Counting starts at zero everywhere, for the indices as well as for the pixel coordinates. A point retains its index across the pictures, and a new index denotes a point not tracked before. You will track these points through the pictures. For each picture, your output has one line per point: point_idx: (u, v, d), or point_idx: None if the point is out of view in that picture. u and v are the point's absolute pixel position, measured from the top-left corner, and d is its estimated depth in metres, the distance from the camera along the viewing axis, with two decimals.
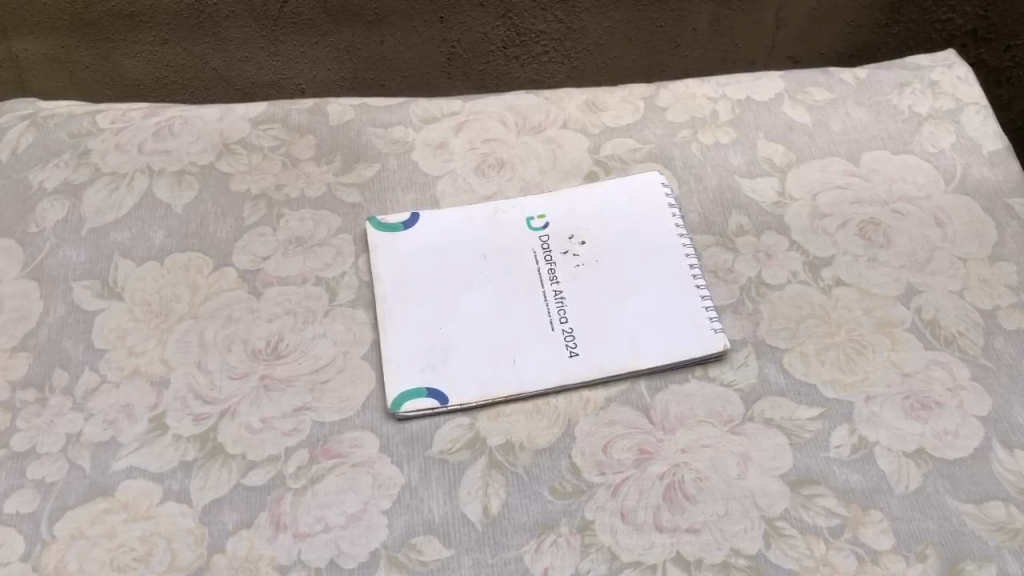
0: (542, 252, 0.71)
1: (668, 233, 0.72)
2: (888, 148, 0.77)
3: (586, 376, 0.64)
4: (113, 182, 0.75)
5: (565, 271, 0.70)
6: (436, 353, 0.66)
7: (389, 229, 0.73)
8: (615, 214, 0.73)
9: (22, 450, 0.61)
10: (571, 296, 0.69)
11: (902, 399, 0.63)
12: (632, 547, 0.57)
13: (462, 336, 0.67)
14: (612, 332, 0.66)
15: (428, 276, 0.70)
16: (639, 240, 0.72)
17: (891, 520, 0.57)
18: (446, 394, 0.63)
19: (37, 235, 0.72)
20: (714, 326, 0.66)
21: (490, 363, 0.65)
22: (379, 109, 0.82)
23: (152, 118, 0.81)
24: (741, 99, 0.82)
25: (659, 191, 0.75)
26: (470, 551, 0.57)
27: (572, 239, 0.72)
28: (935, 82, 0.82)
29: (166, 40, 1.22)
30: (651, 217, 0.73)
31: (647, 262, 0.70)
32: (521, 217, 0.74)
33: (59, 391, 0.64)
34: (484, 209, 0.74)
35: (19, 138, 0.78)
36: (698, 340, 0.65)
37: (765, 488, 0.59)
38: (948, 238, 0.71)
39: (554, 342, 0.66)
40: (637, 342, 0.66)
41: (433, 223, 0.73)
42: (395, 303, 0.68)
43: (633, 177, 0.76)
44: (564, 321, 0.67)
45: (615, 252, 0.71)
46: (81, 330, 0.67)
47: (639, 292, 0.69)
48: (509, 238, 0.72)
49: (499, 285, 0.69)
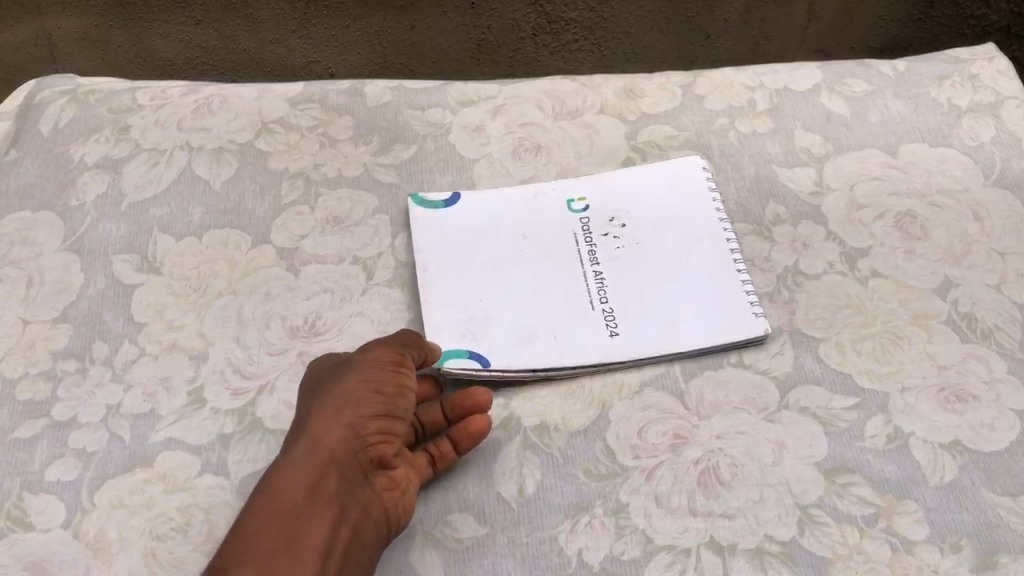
0: (581, 233, 0.72)
1: (707, 217, 0.72)
2: (926, 141, 0.77)
3: (626, 356, 0.64)
4: (152, 157, 0.76)
5: (605, 253, 0.70)
6: (476, 330, 0.66)
7: (429, 207, 0.73)
8: (654, 197, 0.73)
9: (62, 420, 0.62)
10: (611, 277, 0.69)
11: (938, 391, 0.63)
12: (666, 530, 0.57)
13: (502, 312, 0.67)
14: (652, 314, 0.67)
15: (468, 253, 0.71)
16: (677, 223, 0.72)
17: (925, 511, 0.57)
18: (486, 358, 0.64)
19: (77, 208, 0.73)
20: (755, 311, 0.66)
21: (531, 339, 0.65)
22: (415, 91, 0.82)
23: (190, 95, 0.81)
24: (779, 89, 0.82)
25: (699, 177, 0.74)
26: (504, 530, 0.57)
27: (611, 222, 0.72)
28: (975, 75, 0.82)
29: (198, 21, 1.23)
30: (689, 201, 0.73)
31: (686, 246, 0.70)
32: (561, 199, 0.74)
33: (98, 363, 0.65)
34: (524, 188, 0.75)
35: (59, 113, 0.79)
36: (739, 325, 0.65)
37: (799, 476, 0.59)
38: (986, 232, 0.71)
39: (593, 321, 0.66)
40: (677, 325, 0.66)
41: (473, 201, 0.74)
42: (436, 276, 0.69)
43: (672, 162, 0.76)
44: (604, 301, 0.67)
45: (654, 235, 0.71)
46: (120, 304, 0.68)
47: (679, 275, 0.69)
48: (549, 220, 0.72)
49: (539, 265, 0.70)
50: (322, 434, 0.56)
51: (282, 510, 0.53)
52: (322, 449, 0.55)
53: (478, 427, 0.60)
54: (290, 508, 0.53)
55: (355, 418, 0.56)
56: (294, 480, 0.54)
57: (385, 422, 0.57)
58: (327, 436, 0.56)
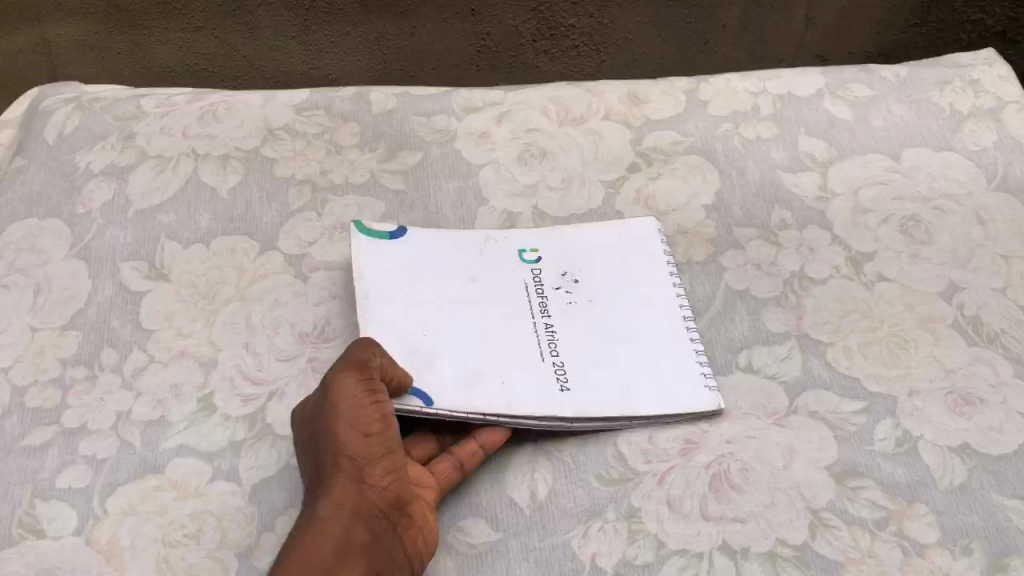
0: (533, 283, 0.69)
1: (661, 276, 0.70)
2: (929, 146, 0.77)
3: (574, 411, 0.61)
4: (158, 165, 0.76)
5: (557, 306, 0.68)
6: (421, 359, 0.63)
7: (375, 236, 0.71)
8: (608, 253, 0.71)
9: (73, 427, 0.62)
10: (561, 331, 0.66)
11: (945, 395, 0.63)
12: (678, 535, 0.57)
13: (446, 353, 0.64)
14: (598, 372, 0.64)
15: (415, 287, 0.68)
16: (632, 283, 0.69)
17: (936, 515, 0.58)
18: (431, 397, 0.61)
19: (84, 216, 0.73)
20: (709, 384, 0.63)
21: (477, 382, 0.62)
22: (420, 99, 0.83)
23: (196, 103, 0.81)
24: (783, 94, 0.82)
25: (654, 238, 0.72)
26: (517, 535, 0.57)
27: (563, 276, 0.70)
28: (976, 80, 0.82)
29: (198, 28, 1.22)
30: (644, 259, 0.71)
31: (638, 310, 0.68)
32: (512, 248, 0.71)
33: (108, 370, 0.65)
34: (476, 236, 0.72)
35: (64, 121, 0.79)
36: (690, 395, 0.63)
37: (810, 480, 0.59)
38: (990, 236, 0.72)
39: (543, 374, 0.63)
40: (627, 388, 0.63)
41: (424, 241, 0.71)
42: (380, 302, 0.66)
43: (630, 220, 0.73)
44: (554, 354, 0.65)
45: (608, 292, 0.69)
46: (128, 311, 0.68)
47: (631, 337, 0.66)
48: (501, 268, 0.70)
49: (489, 311, 0.67)
50: (341, 489, 0.52)
51: (316, 566, 0.49)
52: (344, 504, 0.52)
53: (505, 431, 0.61)
54: (323, 565, 0.49)
55: (375, 464, 0.53)
56: (321, 535, 0.50)
57: (393, 464, 0.54)
58: (344, 491, 0.52)
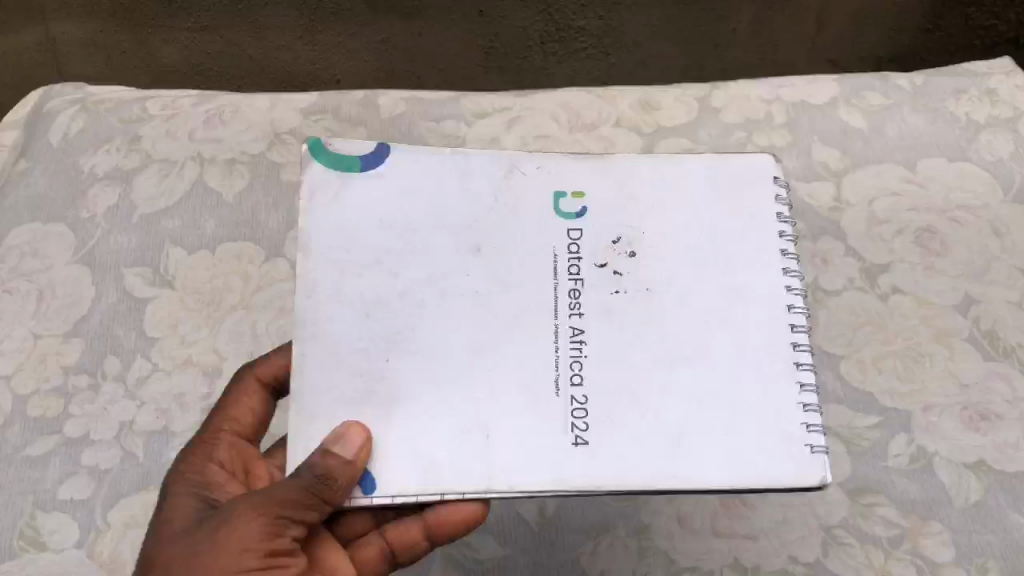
0: (565, 253, 0.51)
1: (765, 258, 0.50)
2: (945, 156, 0.75)
3: (583, 480, 0.45)
4: (164, 169, 0.74)
5: (596, 299, 0.49)
6: (383, 397, 0.48)
7: (341, 166, 0.52)
8: (693, 212, 0.52)
9: (75, 437, 0.63)
10: (597, 349, 0.48)
11: (960, 410, 0.62)
12: (689, 552, 0.58)
13: (415, 383, 0.48)
14: (653, 403, 0.47)
15: (385, 264, 0.51)
16: (714, 267, 0.50)
17: (951, 533, 0.58)
18: (375, 483, 0.46)
19: (88, 220, 0.72)
20: (812, 444, 0.46)
21: (456, 438, 0.47)
22: (429, 103, 0.81)
23: (202, 106, 0.78)
24: (795, 103, 0.79)
25: (768, 201, 0.52)
26: (525, 552, 0.59)
27: (616, 246, 0.51)
28: (993, 90, 0.79)
29: (204, 28, 1.22)
30: (739, 223, 0.51)
31: (727, 310, 0.49)
32: (549, 191, 0.53)
33: (110, 379, 0.65)
34: (495, 170, 0.53)
35: (69, 124, 0.77)
36: (777, 464, 0.45)
37: (824, 498, 0.60)
38: (1007, 248, 0.70)
39: (556, 417, 0.47)
40: (682, 442, 0.46)
41: (426, 181, 0.53)
42: (328, 303, 0.49)
43: (738, 158, 0.53)
44: (576, 383, 0.48)
45: (680, 277, 0.50)
46: (132, 319, 0.67)
47: (707, 350, 0.48)
48: (526, 224, 0.51)
49: (490, 303, 0.50)
50: None
51: None
52: None
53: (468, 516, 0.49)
54: None
55: None
56: None
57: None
58: None
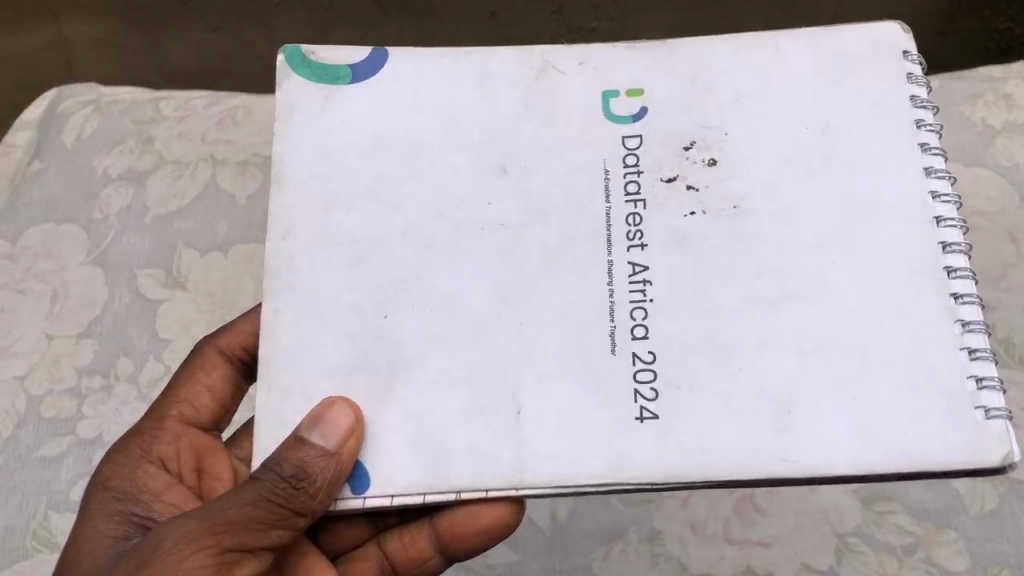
0: (622, 168, 0.48)
1: (896, 161, 0.46)
2: (959, 160, 0.74)
3: (666, 466, 0.42)
4: (177, 171, 0.74)
5: (665, 226, 0.46)
6: (376, 365, 0.45)
7: (328, 78, 0.51)
8: (793, 104, 0.48)
9: (89, 439, 0.63)
10: (665, 297, 0.45)
11: None
12: (701, 559, 0.59)
13: (418, 351, 0.45)
14: (751, 361, 0.43)
15: (396, 199, 0.48)
16: (823, 174, 0.46)
17: (966, 541, 0.58)
18: (367, 483, 0.43)
19: (101, 221, 0.72)
20: (986, 408, 0.41)
21: (494, 410, 0.44)
22: None
23: (214, 107, 0.78)
24: None
25: (895, 84, 0.48)
26: (538, 557, 0.60)
27: (690, 154, 0.48)
28: (1009, 95, 0.77)
29: (215, 28, 1.20)
30: (853, 118, 0.47)
31: (852, 238, 0.45)
32: (603, 91, 0.50)
33: (123, 380, 0.66)
34: (521, 73, 0.51)
35: (83, 124, 0.77)
36: (919, 429, 0.41)
37: (837, 504, 0.60)
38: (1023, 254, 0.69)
39: (618, 381, 0.43)
40: (792, 408, 0.42)
41: (445, 93, 0.50)
42: (312, 251, 0.47)
43: (849, 33, 0.49)
44: (643, 341, 0.44)
45: (776, 192, 0.46)
46: (145, 320, 0.68)
47: (822, 285, 0.44)
48: (562, 129, 0.49)
49: (521, 236, 0.47)
50: None
51: None
52: None
53: (486, 519, 0.46)
54: None
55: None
56: None
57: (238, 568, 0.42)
58: None
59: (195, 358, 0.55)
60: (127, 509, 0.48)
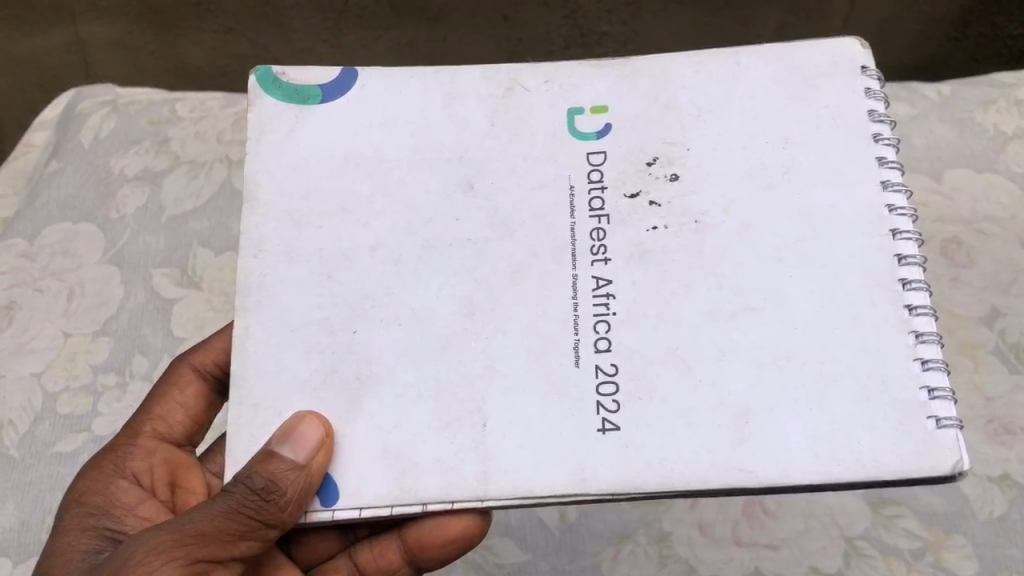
0: (587, 185, 0.48)
1: (857, 173, 0.46)
2: (972, 167, 0.74)
3: (622, 475, 0.42)
4: (192, 171, 0.75)
5: (623, 242, 0.46)
6: (348, 378, 0.46)
7: (300, 98, 0.51)
8: (756, 121, 0.48)
9: (104, 435, 0.64)
10: (629, 311, 0.45)
11: (986, 424, 0.63)
12: (711, 561, 0.59)
13: (389, 360, 0.46)
14: (709, 373, 0.43)
15: (363, 212, 0.49)
16: (783, 186, 0.47)
17: (974, 546, 0.58)
18: (337, 494, 0.44)
19: (117, 220, 0.73)
20: (937, 418, 0.41)
21: (457, 424, 0.44)
22: None
23: (230, 108, 0.79)
24: None
25: (856, 101, 0.48)
26: (547, 557, 0.60)
27: (653, 172, 0.48)
28: (1022, 100, 0.77)
29: (230, 29, 1.20)
30: (813, 133, 0.48)
31: (807, 251, 0.45)
32: (567, 110, 0.50)
33: (138, 378, 0.66)
34: (494, 90, 0.51)
35: (100, 125, 0.78)
36: (871, 443, 0.41)
37: (844, 507, 0.60)
38: None
39: (576, 395, 0.44)
40: (749, 420, 0.42)
41: (416, 111, 0.51)
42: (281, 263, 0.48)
43: (808, 48, 0.50)
44: (605, 355, 0.44)
45: (739, 207, 0.46)
46: (159, 319, 0.69)
47: (781, 299, 0.44)
48: (525, 146, 0.49)
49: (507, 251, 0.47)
50: None
51: None
52: None
53: (458, 529, 0.47)
54: None
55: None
56: None
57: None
58: None
59: (171, 372, 0.56)
60: (100, 523, 0.48)
